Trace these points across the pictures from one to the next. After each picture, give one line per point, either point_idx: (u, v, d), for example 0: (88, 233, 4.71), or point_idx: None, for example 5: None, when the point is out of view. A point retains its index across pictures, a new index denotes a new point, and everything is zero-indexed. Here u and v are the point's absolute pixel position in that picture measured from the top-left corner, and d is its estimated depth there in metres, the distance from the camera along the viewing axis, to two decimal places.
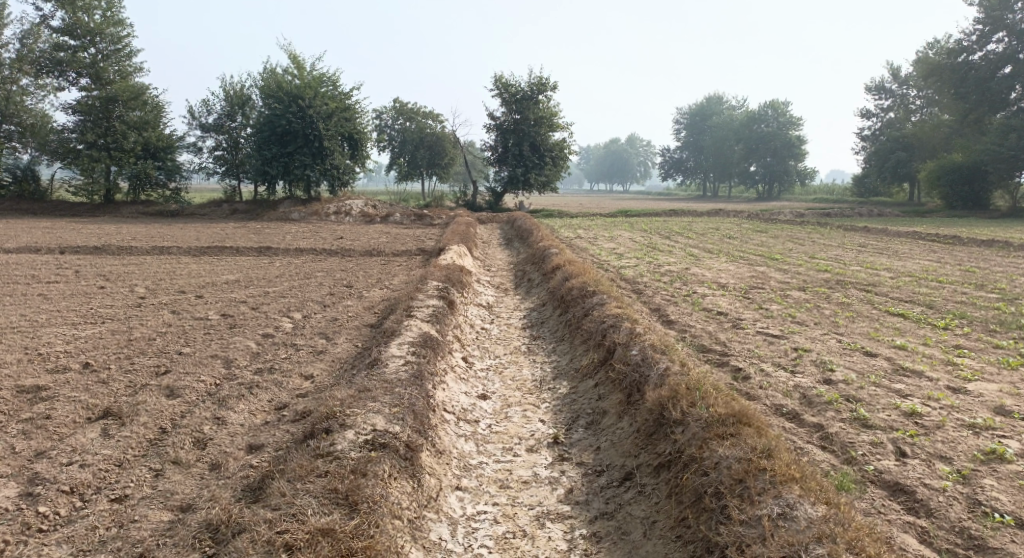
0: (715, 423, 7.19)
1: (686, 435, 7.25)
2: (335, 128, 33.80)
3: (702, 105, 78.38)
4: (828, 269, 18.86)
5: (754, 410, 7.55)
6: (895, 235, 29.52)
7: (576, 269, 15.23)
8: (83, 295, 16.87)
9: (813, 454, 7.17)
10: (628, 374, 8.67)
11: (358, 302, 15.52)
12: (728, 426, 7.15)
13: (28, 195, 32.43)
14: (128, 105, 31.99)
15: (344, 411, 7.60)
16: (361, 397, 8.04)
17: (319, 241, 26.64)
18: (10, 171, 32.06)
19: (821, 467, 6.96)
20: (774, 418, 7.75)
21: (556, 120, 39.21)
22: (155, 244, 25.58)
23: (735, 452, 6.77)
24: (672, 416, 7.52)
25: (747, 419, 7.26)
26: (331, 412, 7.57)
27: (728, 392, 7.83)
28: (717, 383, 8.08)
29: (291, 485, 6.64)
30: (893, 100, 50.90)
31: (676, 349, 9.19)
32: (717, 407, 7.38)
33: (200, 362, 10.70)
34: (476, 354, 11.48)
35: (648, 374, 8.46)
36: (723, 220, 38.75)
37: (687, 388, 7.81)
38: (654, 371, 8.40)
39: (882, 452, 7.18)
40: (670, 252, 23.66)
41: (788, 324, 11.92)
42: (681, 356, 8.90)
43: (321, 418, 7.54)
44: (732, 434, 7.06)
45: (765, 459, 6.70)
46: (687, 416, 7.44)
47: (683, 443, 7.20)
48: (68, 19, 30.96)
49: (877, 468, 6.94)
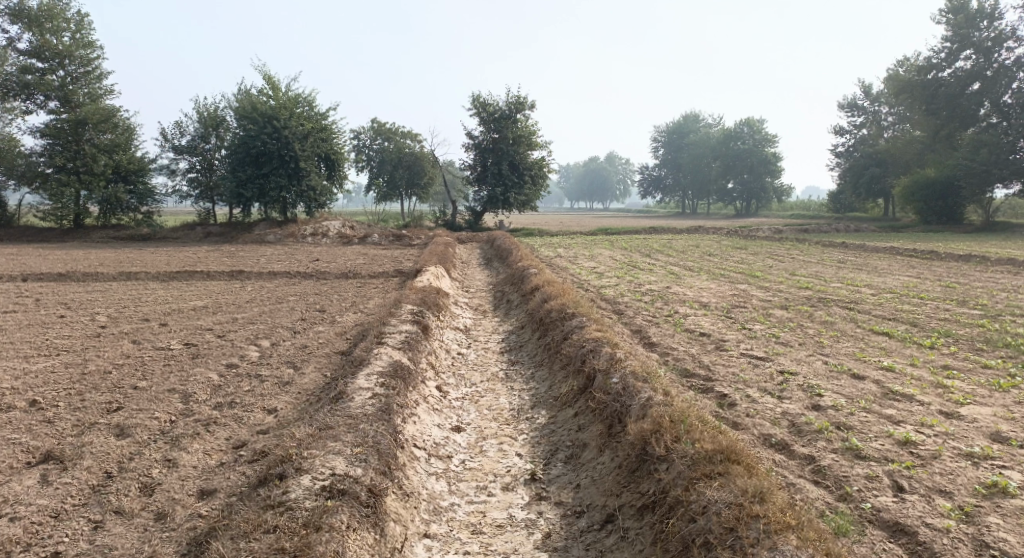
0: (702, 461, 6.76)
1: (670, 474, 6.82)
2: (311, 149, 33.28)
3: (679, 123, 78.70)
4: (809, 286, 18.59)
5: (742, 443, 7.12)
6: (873, 250, 29.48)
7: (555, 290, 14.80)
8: (42, 324, 16.17)
9: (807, 491, 6.75)
10: (609, 403, 8.21)
11: (330, 328, 14.98)
12: (715, 464, 6.72)
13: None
14: (99, 127, 31.25)
15: (301, 454, 7.13)
16: (322, 436, 7.55)
17: (293, 264, 26.03)
18: None
19: (816, 507, 6.54)
20: (763, 450, 7.33)
21: (534, 139, 38.95)
22: (124, 269, 24.83)
23: (724, 496, 6.35)
24: (655, 452, 7.07)
25: (736, 456, 6.84)
26: (286, 455, 7.12)
27: (715, 424, 7.40)
28: (703, 413, 7.64)
29: (236, 545, 6.19)
30: (866, 116, 51.34)
31: (658, 376, 8.75)
32: (703, 442, 6.95)
33: (156, 396, 10.12)
34: (451, 382, 10.98)
35: (630, 404, 8.00)
36: (703, 237, 38.62)
37: (670, 420, 7.38)
38: (636, 401, 7.95)
39: (878, 487, 6.78)
40: (651, 271, 23.33)
41: (772, 344, 11.55)
42: (664, 383, 8.47)
43: (276, 462, 7.08)
44: (720, 473, 6.63)
45: (758, 503, 6.28)
46: (672, 452, 7.00)
47: (668, 483, 6.76)
48: (35, 42, 30.26)
49: (874, 506, 6.54)
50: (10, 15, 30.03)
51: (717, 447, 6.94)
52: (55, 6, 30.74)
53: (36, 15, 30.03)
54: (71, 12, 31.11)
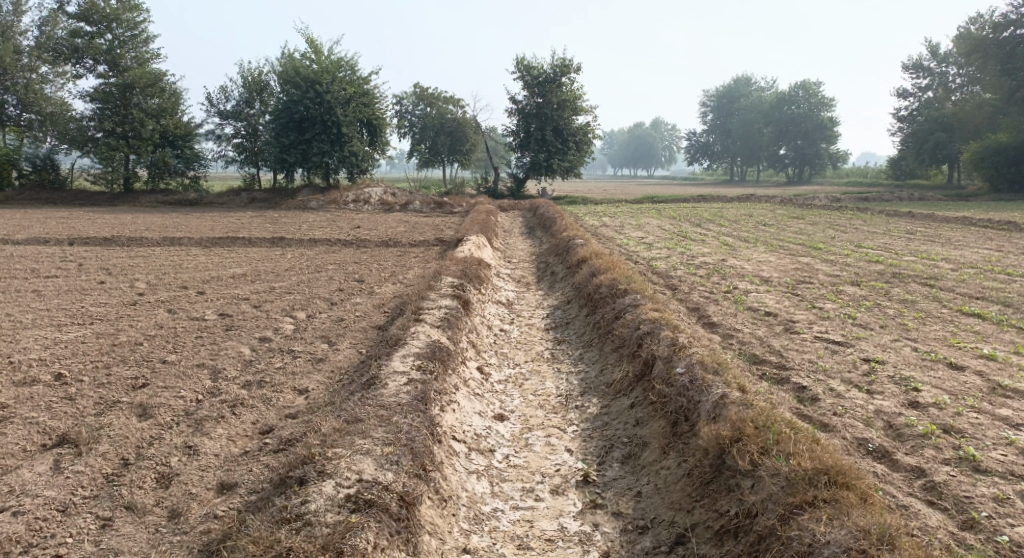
0: (796, 482, 5.87)
1: (756, 495, 5.95)
2: (353, 113, 32.54)
3: (730, 87, 75.92)
4: (879, 260, 17.30)
5: (840, 456, 6.20)
6: (942, 221, 27.69)
7: (604, 263, 13.84)
8: (79, 291, 15.80)
9: (923, 516, 5.81)
10: (673, 399, 7.35)
11: (368, 299, 14.27)
12: (817, 488, 5.81)
13: (48, 184, 31.66)
14: (146, 92, 30.82)
15: (326, 455, 6.42)
16: (352, 430, 6.84)
17: (334, 231, 25.47)
18: (29, 160, 31.42)
19: (938, 538, 5.61)
20: (861, 459, 6.40)
21: (581, 103, 37.58)
22: (167, 234, 24.50)
23: (833, 533, 5.43)
24: (737, 466, 6.20)
25: (836, 475, 5.92)
26: (310, 456, 6.41)
27: (808, 432, 6.47)
28: (790, 417, 6.72)
29: None
30: (931, 79, 48.55)
31: (729, 366, 7.82)
32: (799, 459, 6.03)
33: (183, 373, 9.51)
34: (494, 363, 10.18)
35: (702, 400, 7.11)
36: (756, 206, 36.92)
37: (753, 426, 6.48)
38: (707, 398, 7.06)
39: (1009, 513, 5.81)
40: (703, 241, 22.19)
41: (849, 327, 10.52)
42: (736, 375, 7.56)
43: (298, 462, 6.39)
44: (824, 501, 5.72)
45: (871, 543, 5.38)
46: (759, 468, 6.11)
47: (753, 506, 5.91)
48: (84, 5, 29.96)
49: (1012, 539, 5.56)
50: None
51: (811, 462, 6.04)
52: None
53: None
54: None
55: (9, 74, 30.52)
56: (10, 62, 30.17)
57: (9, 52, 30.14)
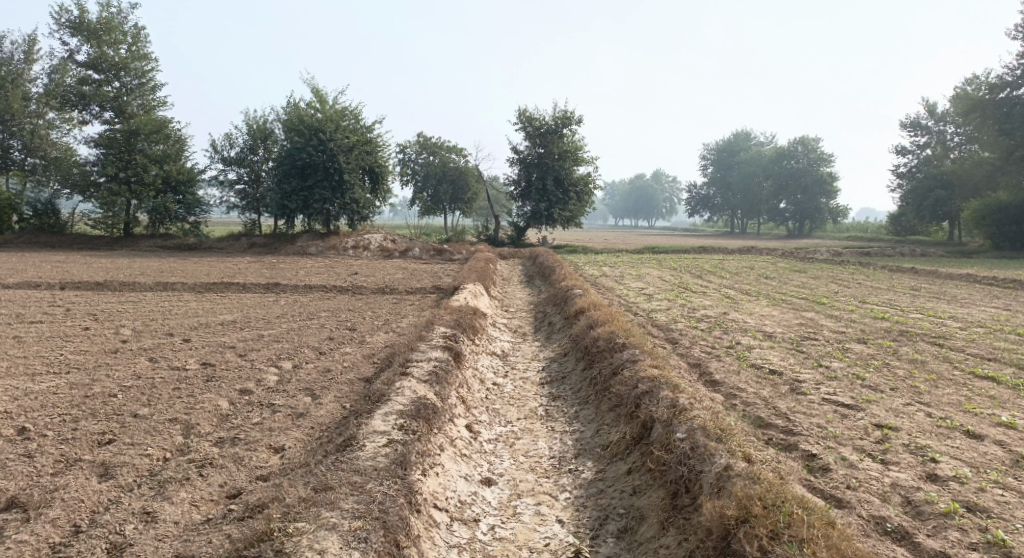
0: None
1: None
2: (355, 161, 32.49)
3: (730, 141, 76.50)
4: (885, 316, 16.89)
5: (858, 542, 5.90)
6: (946, 277, 27.32)
7: (603, 315, 13.39)
8: (61, 337, 15.30)
9: None
10: (673, 469, 6.90)
11: (357, 349, 13.77)
12: None
13: (48, 229, 31.42)
14: (151, 138, 30.76)
15: (287, 530, 6.17)
16: (317, 500, 6.57)
17: (331, 277, 25.07)
18: (31, 205, 31.22)
19: None
20: (881, 543, 6.08)
21: (582, 154, 37.58)
22: (162, 279, 24.13)
23: None
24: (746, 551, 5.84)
25: None
26: (269, 530, 6.17)
27: (820, 512, 6.11)
28: (801, 494, 6.33)
29: None
30: (930, 136, 48.79)
31: (732, 430, 7.32)
32: (814, 547, 5.73)
33: (153, 428, 8.98)
34: (483, 420, 9.63)
35: (704, 471, 6.68)
36: (758, 258, 36.58)
37: (762, 505, 6.09)
38: (709, 469, 6.63)
39: None
40: (704, 293, 21.81)
41: (858, 388, 10.08)
42: (740, 442, 7.08)
43: (257, 537, 6.14)
44: None
45: None
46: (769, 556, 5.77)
47: None
48: (93, 53, 30.12)
49: None
50: (70, 28, 29.98)
51: (826, 551, 5.72)
52: (113, 19, 30.59)
53: (94, 28, 29.94)
54: (128, 25, 30.96)
55: (16, 119, 30.75)
56: (17, 108, 30.46)
57: (17, 98, 30.33)
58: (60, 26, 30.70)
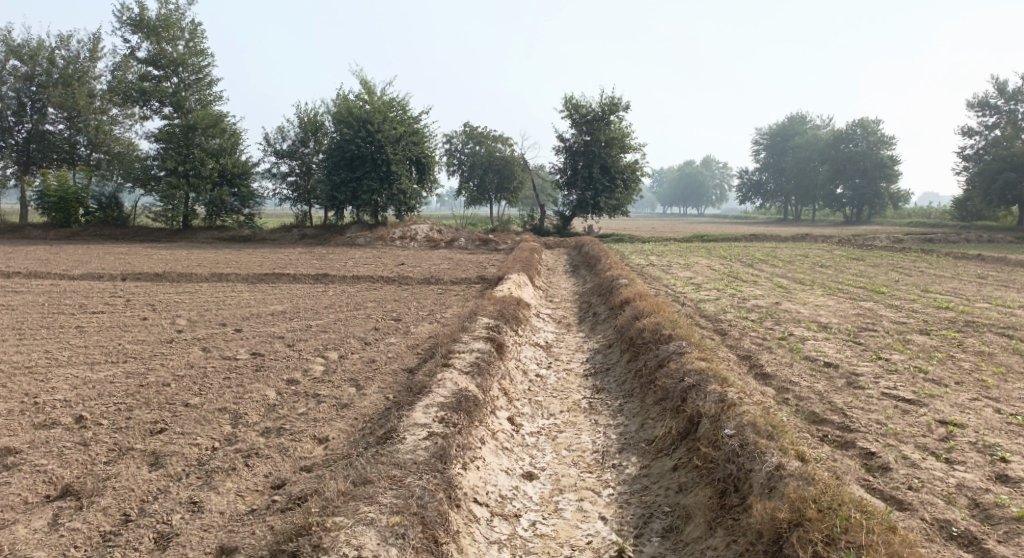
0: None
1: None
2: (403, 152, 32.65)
3: (784, 125, 74.52)
4: (949, 306, 16.22)
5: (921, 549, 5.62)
6: (1014, 264, 26.14)
7: (649, 305, 13.14)
8: (120, 327, 15.73)
9: None
10: (721, 467, 6.70)
11: (402, 340, 13.81)
12: None
13: (113, 222, 32.37)
14: (207, 133, 31.38)
15: (325, 525, 6.16)
16: (356, 495, 6.53)
17: (379, 268, 25.26)
18: (96, 198, 32.12)
19: None
20: (947, 549, 5.82)
21: (629, 142, 37.07)
22: (216, 270, 24.66)
23: None
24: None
25: None
26: (306, 525, 6.17)
27: (879, 516, 5.86)
28: (859, 496, 6.08)
29: None
30: (997, 117, 46.69)
31: (783, 426, 7.07)
32: (873, 555, 5.44)
33: (202, 418, 9.12)
34: (526, 413, 9.53)
35: (753, 470, 6.48)
36: (812, 246, 35.58)
37: (817, 508, 5.85)
38: (759, 468, 6.42)
39: None
40: (755, 282, 21.32)
41: (920, 382, 9.69)
42: (794, 439, 6.82)
43: (294, 532, 6.15)
44: None
45: None
46: None
47: None
48: (152, 50, 30.86)
49: None
50: (131, 26, 30.78)
51: None
52: (172, 16, 31.26)
53: (154, 25, 30.66)
54: (186, 22, 31.60)
55: (83, 116, 31.78)
56: (83, 105, 31.44)
57: (82, 94, 31.37)
58: (121, 24, 31.55)
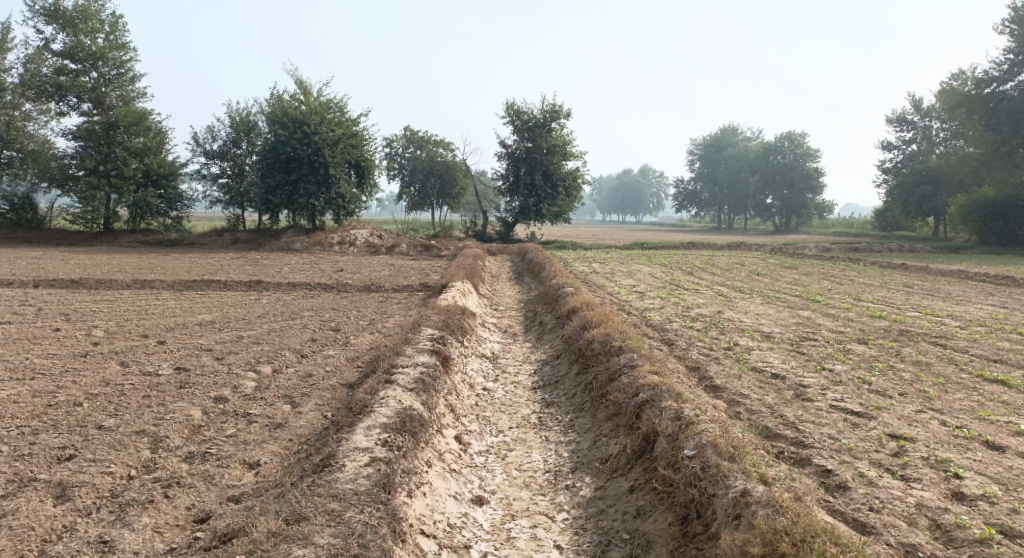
0: None
1: None
2: (341, 155, 31.76)
3: (718, 135, 76.13)
4: (883, 315, 16.48)
5: None
6: (938, 273, 27.00)
7: (596, 315, 12.86)
8: (30, 339, 14.56)
9: None
10: (683, 494, 6.46)
11: (341, 352, 13.16)
12: None
13: (25, 224, 30.66)
14: (130, 130, 29.90)
15: None
16: (291, 537, 6.04)
17: (316, 274, 24.40)
18: (7, 198, 30.36)
19: None
20: None
21: (570, 149, 37.03)
22: (140, 276, 23.37)
23: None
24: None
25: None
26: None
27: (849, 545, 5.68)
28: (825, 523, 5.90)
29: None
30: (915, 131, 48.58)
31: (743, 446, 6.85)
32: None
33: (118, 442, 8.36)
34: (474, 430, 9.09)
35: (717, 495, 6.28)
36: (748, 254, 36.19)
37: (790, 542, 5.65)
38: (724, 495, 6.20)
39: None
40: (697, 290, 21.38)
41: (866, 393, 9.65)
42: (756, 460, 6.64)
43: None
44: None
45: None
46: None
47: None
48: (69, 42, 29.16)
49: None
50: (45, 16, 29.12)
51: None
52: (90, 7, 29.70)
53: (70, 16, 29.06)
54: (105, 14, 30.05)
55: None
56: None
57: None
58: (34, 15, 29.73)
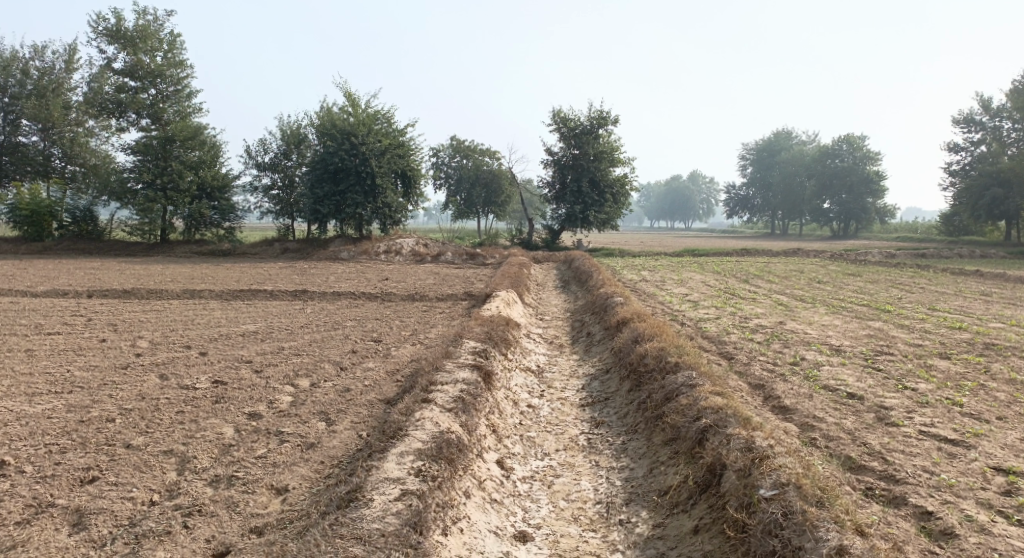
0: None
1: None
2: (388, 165, 31.49)
3: (771, 140, 74.04)
4: (962, 327, 15.25)
5: None
6: (1015, 281, 25.28)
7: (650, 328, 12.03)
8: (74, 351, 14.37)
9: None
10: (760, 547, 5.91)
11: (381, 365, 12.58)
12: None
13: (86, 235, 30.76)
14: (186, 145, 30.04)
15: None
16: None
17: (362, 283, 24.07)
18: (70, 211, 30.72)
19: None
20: None
21: (618, 155, 36.15)
22: (189, 286, 23.33)
23: None
24: None
25: None
26: None
27: None
28: None
29: None
30: (984, 132, 46.29)
31: (825, 488, 6.23)
32: None
33: (143, 462, 7.83)
34: (517, 453, 8.39)
35: (803, 549, 5.74)
36: (806, 261, 34.74)
37: None
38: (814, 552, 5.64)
39: None
40: (754, 299, 20.33)
41: (957, 418, 8.67)
42: (846, 506, 6.03)
43: None
44: None
45: None
46: None
47: None
48: (129, 61, 29.58)
49: None
50: (107, 36, 29.57)
51: None
52: (149, 26, 30.11)
53: (131, 36, 29.46)
54: (164, 32, 30.43)
55: (57, 128, 30.62)
56: (58, 116, 30.28)
57: (57, 106, 30.16)
58: (97, 34, 30.31)
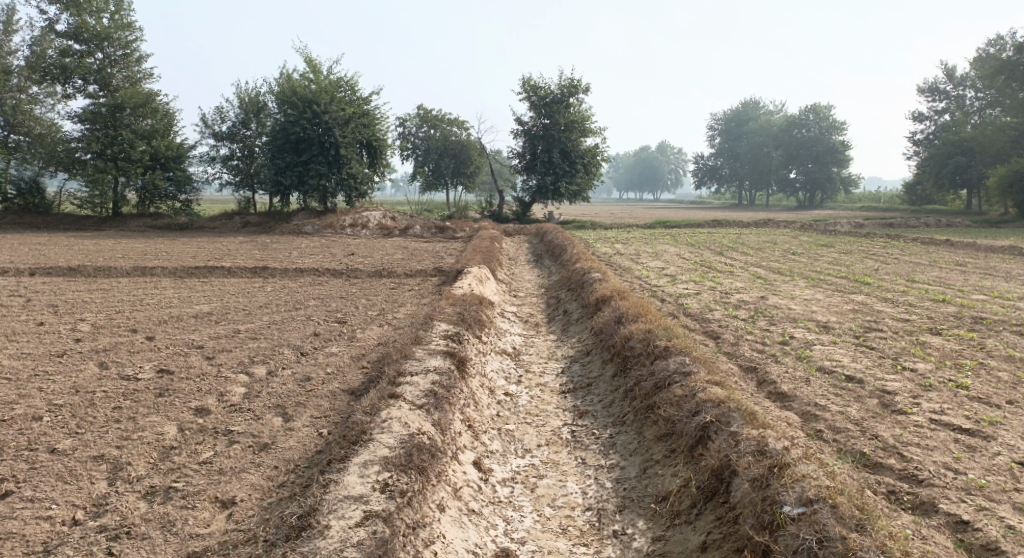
0: None
1: None
2: (353, 134, 30.12)
3: (740, 110, 73.59)
4: (947, 299, 14.74)
5: None
6: (987, 250, 25.09)
7: (633, 307, 11.24)
8: (8, 336, 13.15)
9: None
10: None
11: (345, 349, 11.65)
12: None
13: (33, 209, 29.29)
14: (137, 113, 28.40)
15: None
16: None
17: (326, 259, 22.96)
18: (14, 184, 28.95)
19: None
20: None
21: (589, 125, 35.20)
22: (141, 263, 21.98)
23: None
24: None
25: None
26: None
27: None
28: None
29: None
30: (948, 102, 46.24)
31: (855, 505, 5.61)
32: None
33: (65, 471, 6.84)
34: (496, 451, 7.58)
35: None
36: (777, 231, 34.33)
37: None
38: None
39: None
40: (732, 272, 19.70)
41: (967, 403, 8.08)
42: (889, 529, 5.40)
43: None
44: None
45: None
46: None
47: None
48: (73, 23, 27.68)
49: None
50: None
51: None
52: None
53: None
54: None
55: None
56: None
57: None
58: None
